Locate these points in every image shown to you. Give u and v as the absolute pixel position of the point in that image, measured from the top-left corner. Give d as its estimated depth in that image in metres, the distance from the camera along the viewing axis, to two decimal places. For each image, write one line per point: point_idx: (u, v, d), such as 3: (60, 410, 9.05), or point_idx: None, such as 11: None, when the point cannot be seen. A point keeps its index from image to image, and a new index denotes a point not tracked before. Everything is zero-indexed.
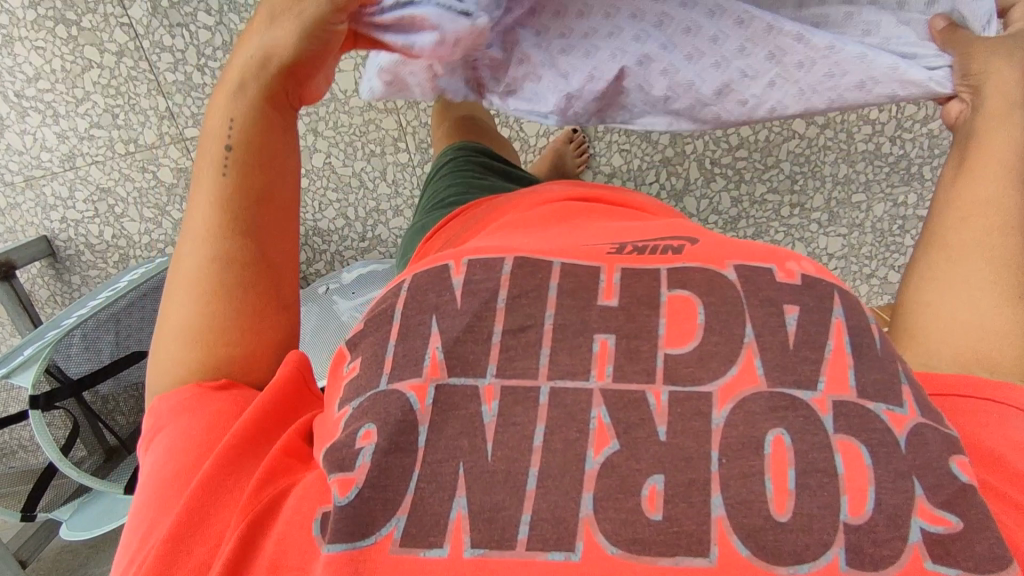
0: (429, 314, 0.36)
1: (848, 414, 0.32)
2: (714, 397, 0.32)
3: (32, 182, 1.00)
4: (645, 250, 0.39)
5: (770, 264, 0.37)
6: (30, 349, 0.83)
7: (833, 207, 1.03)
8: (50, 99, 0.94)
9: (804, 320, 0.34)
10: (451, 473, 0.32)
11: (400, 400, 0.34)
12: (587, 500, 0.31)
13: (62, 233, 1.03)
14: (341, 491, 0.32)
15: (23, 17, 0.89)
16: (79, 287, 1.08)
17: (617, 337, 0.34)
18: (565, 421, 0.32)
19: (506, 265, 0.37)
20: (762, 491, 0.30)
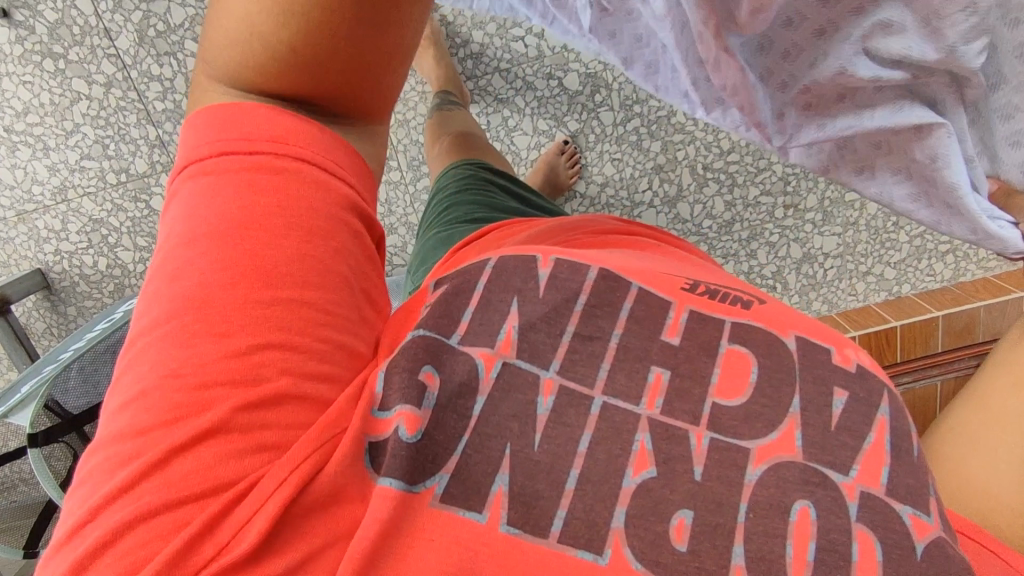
0: (512, 294, 0.39)
1: (872, 508, 0.33)
2: (751, 454, 0.34)
3: (25, 216, 0.99)
4: (717, 295, 0.40)
5: (831, 345, 0.38)
6: (27, 386, 0.83)
7: (827, 207, 1.03)
8: (39, 132, 0.94)
9: (851, 407, 0.36)
10: (497, 448, 0.35)
11: (469, 363, 0.36)
12: (619, 514, 0.33)
13: (56, 265, 1.03)
14: (410, 427, 0.34)
15: (10, 52, 0.89)
16: (75, 318, 1.07)
17: (672, 373, 0.37)
18: (610, 435, 0.35)
19: (591, 270, 0.39)
20: (782, 554, 0.32)
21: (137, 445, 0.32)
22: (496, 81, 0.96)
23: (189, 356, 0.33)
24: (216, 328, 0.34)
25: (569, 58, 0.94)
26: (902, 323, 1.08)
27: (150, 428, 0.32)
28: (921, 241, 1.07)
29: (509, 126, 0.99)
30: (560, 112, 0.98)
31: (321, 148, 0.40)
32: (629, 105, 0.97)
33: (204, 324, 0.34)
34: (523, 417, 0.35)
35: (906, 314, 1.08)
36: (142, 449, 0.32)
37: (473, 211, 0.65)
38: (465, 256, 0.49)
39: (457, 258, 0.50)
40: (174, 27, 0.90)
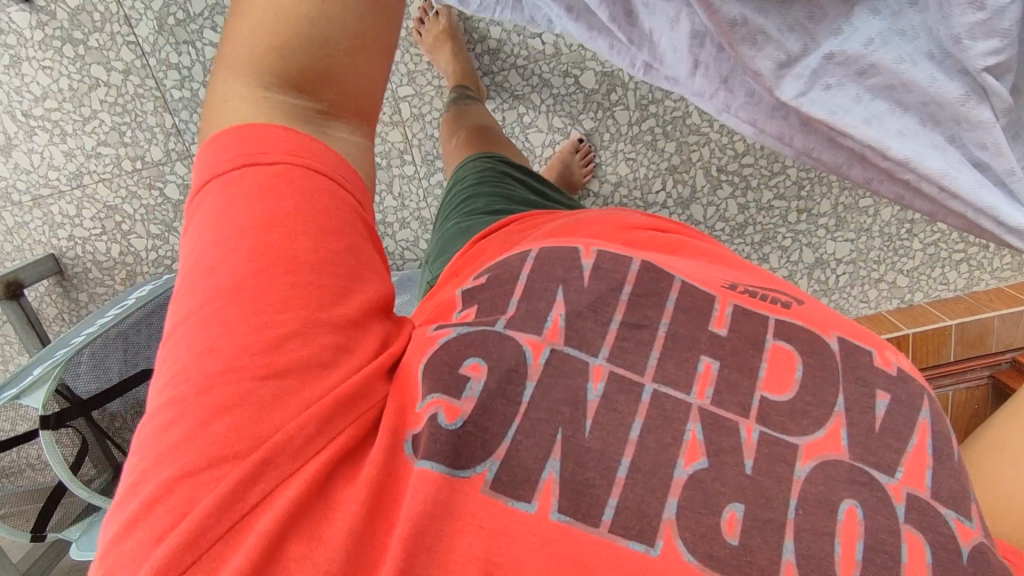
0: (556, 283, 0.39)
1: (919, 509, 0.33)
2: (799, 451, 0.34)
3: (40, 201, 1.00)
4: (757, 294, 0.40)
5: (871, 347, 0.38)
6: (39, 368, 0.83)
7: (841, 212, 1.02)
8: (57, 117, 0.94)
9: (893, 408, 0.35)
10: (550, 434, 0.34)
11: (516, 349, 0.36)
12: (671, 504, 0.33)
13: (70, 251, 1.03)
14: (450, 417, 0.34)
15: (30, 37, 0.90)
16: (86, 304, 1.07)
17: (722, 363, 0.36)
18: (662, 424, 0.34)
19: (636, 263, 0.39)
20: (831, 553, 0.32)
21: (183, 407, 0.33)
22: (512, 77, 0.96)
23: (223, 324, 0.34)
24: (250, 294, 0.35)
25: (586, 55, 0.94)
26: (915, 331, 1.07)
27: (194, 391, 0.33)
28: (936, 249, 1.06)
29: (525, 123, 0.99)
30: (576, 110, 0.97)
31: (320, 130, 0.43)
32: (645, 104, 0.97)
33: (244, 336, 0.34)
34: (573, 402, 0.35)
35: (918, 322, 1.07)
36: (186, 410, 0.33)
37: (496, 203, 0.65)
38: (493, 245, 0.49)
39: (485, 248, 0.50)
40: (194, 16, 0.90)
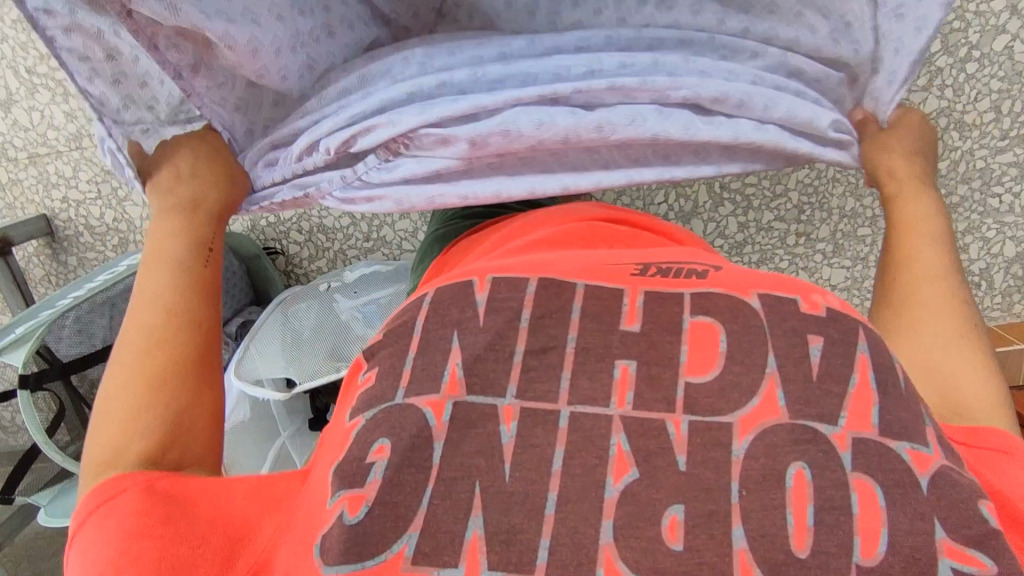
0: (452, 329, 0.39)
1: (867, 452, 0.34)
2: (735, 428, 0.35)
3: (36, 159, 0.98)
4: (669, 273, 0.41)
5: (796, 295, 0.39)
6: (21, 327, 0.82)
7: (839, 239, 1.03)
8: (61, 76, 0.93)
9: (828, 352, 0.37)
10: (467, 490, 0.35)
11: (417, 416, 0.37)
12: (606, 527, 0.33)
13: (62, 213, 1.02)
14: (352, 509, 0.35)
15: None
16: (75, 269, 1.06)
17: (639, 363, 0.37)
18: (584, 444, 0.35)
19: (530, 286, 0.40)
20: (783, 527, 0.33)
21: None
22: None
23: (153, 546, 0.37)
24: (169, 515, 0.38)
25: None
26: None
27: None
28: None
29: None
30: None
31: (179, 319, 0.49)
32: None
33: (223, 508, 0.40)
34: (487, 453, 0.36)
35: None
36: None
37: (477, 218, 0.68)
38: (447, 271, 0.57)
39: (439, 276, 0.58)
40: None
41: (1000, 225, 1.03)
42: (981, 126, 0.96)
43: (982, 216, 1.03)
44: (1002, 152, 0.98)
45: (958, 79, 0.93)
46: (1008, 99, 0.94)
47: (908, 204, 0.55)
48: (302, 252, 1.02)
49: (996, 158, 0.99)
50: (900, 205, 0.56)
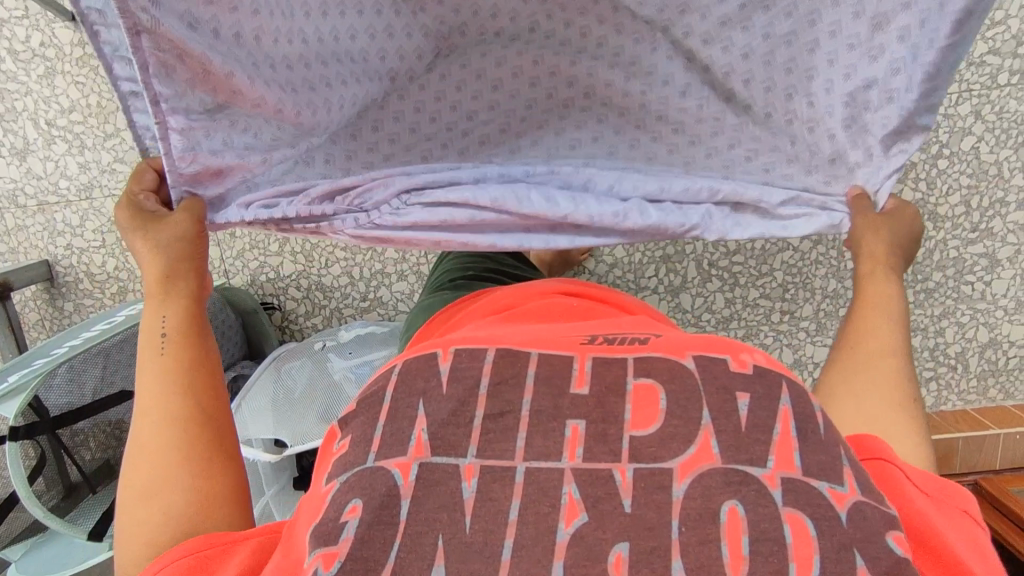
0: (418, 397, 0.40)
1: (795, 490, 0.35)
2: (675, 473, 0.36)
3: (45, 207, 1.01)
4: (615, 341, 0.43)
5: (726, 355, 0.41)
6: (12, 375, 0.81)
7: (821, 318, 1.06)
8: (79, 130, 0.97)
9: (754, 406, 0.38)
10: (430, 543, 0.35)
11: (387, 476, 0.37)
12: (558, 566, 0.34)
13: (65, 260, 1.03)
14: (326, 565, 0.34)
15: (69, 53, 0.94)
16: (70, 314, 1.06)
17: (587, 422, 0.38)
18: (539, 496, 0.36)
19: (489, 354, 0.41)
20: (719, 557, 0.33)
21: None
22: None
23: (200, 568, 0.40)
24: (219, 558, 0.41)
25: None
26: None
27: None
28: None
29: None
30: None
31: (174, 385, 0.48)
32: None
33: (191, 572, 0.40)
34: (449, 507, 0.36)
35: None
36: None
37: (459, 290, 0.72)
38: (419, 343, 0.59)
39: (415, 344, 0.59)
40: None
41: (973, 311, 1.07)
42: (952, 218, 1.02)
43: (957, 300, 1.07)
44: (973, 243, 1.03)
45: (931, 173, 0.99)
46: (976, 195, 1.00)
47: (872, 282, 0.55)
48: (299, 308, 1.04)
49: (968, 248, 1.04)
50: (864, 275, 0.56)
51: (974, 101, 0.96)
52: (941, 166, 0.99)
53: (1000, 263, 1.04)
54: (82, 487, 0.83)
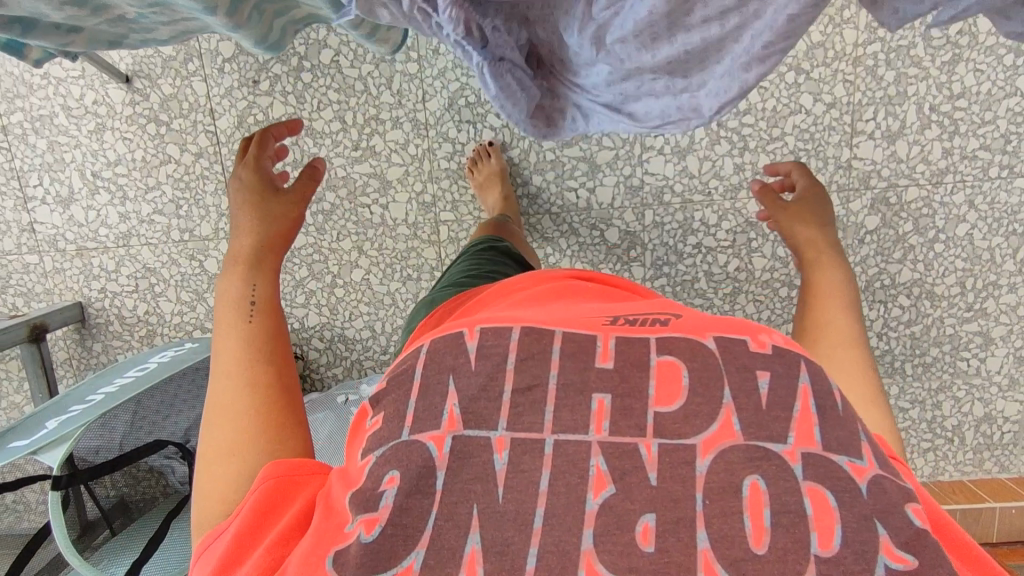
0: (446, 373, 0.38)
1: (817, 465, 0.33)
2: (697, 448, 0.34)
3: (83, 252, 1.05)
4: (637, 321, 0.41)
5: (746, 335, 0.39)
6: (53, 422, 0.84)
7: None
8: (123, 182, 1.02)
9: (775, 385, 0.36)
10: (465, 512, 0.34)
11: (421, 450, 0.36)
12: (587, 535, 0.32)
13: (98, 302, 1.07)
14: (366, 529, 0.34)
15: (120, 111, 1.00)
16: (98, 354, 1.10)
17: (613, 396, 0.36)
18: (565, 468, 0.34)
19: (514, 333, 0.39)
20: (742, 529, 0.32)
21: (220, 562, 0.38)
22: (545, 222, 1.05)
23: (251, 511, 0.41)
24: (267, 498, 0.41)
25: (614, 215, 1.03)
26: None
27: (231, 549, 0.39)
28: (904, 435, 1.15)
29: (549, 262, 1.07)
30: (597, 258, 1.06)
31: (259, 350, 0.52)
32: (660, 265, 1.06)
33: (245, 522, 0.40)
34: (483, 479, 0.35)
35: None
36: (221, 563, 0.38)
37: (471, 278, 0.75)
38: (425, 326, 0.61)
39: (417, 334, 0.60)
40: (271, 119, 1.00)
41: (969, 386, 1.11)
42: (949, 297, 1.07)
43: (953, 375, 1.11)
44: (968, 321, 1.08)
45: (927, 256, 1.05)
46: (971, 277, 1.06)
47: (826, 273, 0.66)
48: (321, 357, 1.08)
49: (963, 326, 1.08)
50: (816, 267, 0.67)
51: (967, 192, 1.02)
52: (937, 249, 1.05)
53: (994, 341, 1.09)
54: (98, 524, 0.82)
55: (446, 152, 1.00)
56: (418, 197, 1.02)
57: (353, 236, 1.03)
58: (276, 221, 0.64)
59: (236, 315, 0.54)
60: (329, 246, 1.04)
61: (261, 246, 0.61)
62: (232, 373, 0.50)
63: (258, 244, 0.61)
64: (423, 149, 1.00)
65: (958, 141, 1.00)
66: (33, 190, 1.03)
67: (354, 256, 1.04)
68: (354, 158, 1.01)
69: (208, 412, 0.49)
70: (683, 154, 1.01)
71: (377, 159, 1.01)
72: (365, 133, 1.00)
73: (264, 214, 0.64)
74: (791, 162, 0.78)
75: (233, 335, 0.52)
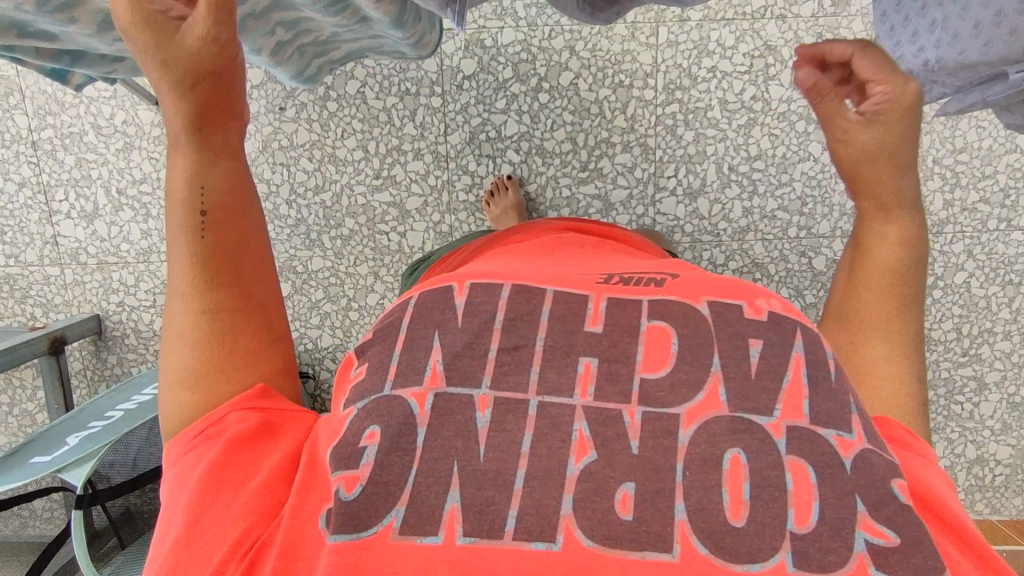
0: (432, 329, 0.40)
1: (801, 437, 0.35)
2: (681, 418, 0.36)
3: (104, 266, 1.07)
4: (630, 282, 0.44)
5: (742, 301, 0.41)
6: (76, 438, 0.87)
7: None
8: (147, 200, 1.05)
9: (766, 354, 0.38)
10: (446, 469, 0.35)
11: (401, 405, 0.37)
12: (567, 500, 0.34)
13: (115, 315, 1.09)
14: (347, 487, 0.35)
15: (148, 132, 1.02)
16: (112, 366, 1.12)
17: (599, 360, 0.38)
18: (549, 430, 0.36)
19: (504, 291, 0.42)
20: (721, 502, 0.33)
21: (201, 499, 0.39)
22: None
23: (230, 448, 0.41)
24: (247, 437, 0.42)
25: None
26: None
27: (212, 487, 0.39)
28: None
29: None
30: None
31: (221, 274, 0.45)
32: None
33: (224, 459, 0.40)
34: (464, 435, 0.36)
35: None
36: (203, 501, 0.39)
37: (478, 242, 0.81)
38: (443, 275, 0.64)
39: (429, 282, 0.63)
40: (296, 145, 1.03)
41: (962, 429, 1.14)
42: (944, 342, 1.10)
43: (947, 418, 1.14)
44: (962, 365, 1.11)
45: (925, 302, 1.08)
46: (967, 323, 1.09)
47: (885, 230, 0.53)
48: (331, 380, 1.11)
49: (958, 370, 1.11)
50: (869, 227, 0.54)
51: (966, 242, 1.06)
52: (935, 295, 1.08)
53: (987, 386, 1.12)
54: (105, 532, 0.82)
55: (466, 184, 1.04)
56: (436, 226, 1.05)
57: (369, 262, 1.06)
58: (198, 73, 0.43)
59: (184, 230, 0.45)
60: (346, 270, 1.06)
61: (189, 126, 0.45)
62: (189, 300, 0.45)
63: (189, 121, 0.45)
64: (443, 180, 1.03)
65: (959, 193, 1.04)
66: (59, 205, 1.05)
67: (370, 280, 1.06)
68: (374, 186, 1.03)
69: (171, 365, 0.45)
70: (694, 196, 1.04)
71: (397, 188, 1.03)
72: (387, 163, 1.03)
73: (176, 69, 0.43)
74: (853, 41, 0.51)
75: (184, 255, 0.45)
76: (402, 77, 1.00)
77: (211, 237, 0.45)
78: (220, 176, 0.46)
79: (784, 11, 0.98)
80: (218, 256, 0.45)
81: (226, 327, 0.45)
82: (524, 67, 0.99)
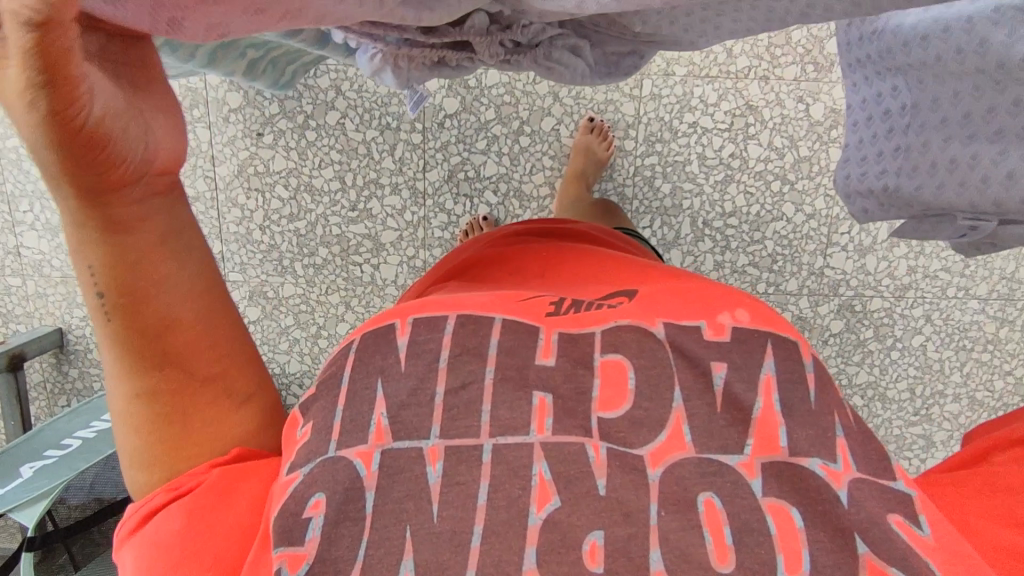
0: (375, 377, 0.39)
1: (775, 473, 0.36)
2: (646, 460, 0.36)
3: (68, 280, 1.05)
4: (584, 310, 0.43)
5: (701, 321, 0.42)
6: (30, 470, 0.86)
7: None
8: None
9: (731, 377, 0.39)
10: (400, 534, 0.34)
11: (347, 467, 0.36)
12: (530, 552, 0.33)
13: (78, 329, 1.07)
14: (290, 567, 0.34)
15: None
16: (73, 380, 1.10)
17: (555, 396, 0.38)
18: (508, 476, 0.35)
19: (449, 325, 0.41)
20: (702, 544, 0.33)
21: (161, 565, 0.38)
22: None
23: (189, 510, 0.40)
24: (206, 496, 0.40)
25: None
26: None
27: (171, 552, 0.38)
28: None
29: None
30: None
31: (145, 357, 0.39)
32: None
33: (185, 521, 0.39)
34: (417, 496, 0.35)
35: None
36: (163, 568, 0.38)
37: None
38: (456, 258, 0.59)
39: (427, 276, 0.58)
40: (272, 172, 1.01)
41: None
42: (898, 400, 1.12)
43: None
44: (913, 425, 1.14)
45: (883, 361, 1.11)
46: (921, 384, 1.12)
47: None
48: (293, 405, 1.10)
49: (909, 428, 1.14)
50: None
51: (926, 306, 1.08)
52: (893, 355, 1.11)
53: (935, 445, 1.14)
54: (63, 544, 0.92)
55: (441, 222, 1.03)
56: (409, 261, 1.05)
57: (339, 292, 1.06)
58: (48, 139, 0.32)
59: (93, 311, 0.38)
60: (317, 298, 1.06)
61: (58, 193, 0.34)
62: (123, 383, 0.40)
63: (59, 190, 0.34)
64: (420, 217, 1.03)
65: (923, 260, 1.06)
66: (23, 215, 1.02)
67: (341, 310, 1.06)
68: (350, 219, 1.03)
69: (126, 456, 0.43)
70: (668, 247, 1.05)
71: (373, 221, 1.03)
72: (363, 196, 1.02)
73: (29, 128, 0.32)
74: None
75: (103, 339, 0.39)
76: (383, 111, 0.99)
77: (121, 322, 0.38)
78: (129, 247, 0.37)
79: (768, 72, 0.99)
80: (136, 341, 0.39)
81: (169, 406, 0.41)
82: (506, 110, 0.99)
